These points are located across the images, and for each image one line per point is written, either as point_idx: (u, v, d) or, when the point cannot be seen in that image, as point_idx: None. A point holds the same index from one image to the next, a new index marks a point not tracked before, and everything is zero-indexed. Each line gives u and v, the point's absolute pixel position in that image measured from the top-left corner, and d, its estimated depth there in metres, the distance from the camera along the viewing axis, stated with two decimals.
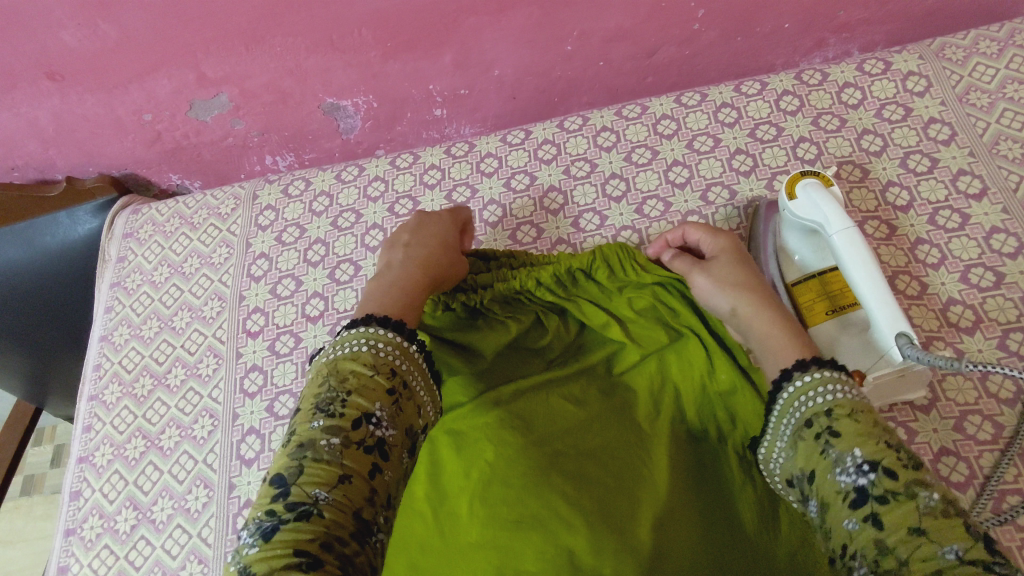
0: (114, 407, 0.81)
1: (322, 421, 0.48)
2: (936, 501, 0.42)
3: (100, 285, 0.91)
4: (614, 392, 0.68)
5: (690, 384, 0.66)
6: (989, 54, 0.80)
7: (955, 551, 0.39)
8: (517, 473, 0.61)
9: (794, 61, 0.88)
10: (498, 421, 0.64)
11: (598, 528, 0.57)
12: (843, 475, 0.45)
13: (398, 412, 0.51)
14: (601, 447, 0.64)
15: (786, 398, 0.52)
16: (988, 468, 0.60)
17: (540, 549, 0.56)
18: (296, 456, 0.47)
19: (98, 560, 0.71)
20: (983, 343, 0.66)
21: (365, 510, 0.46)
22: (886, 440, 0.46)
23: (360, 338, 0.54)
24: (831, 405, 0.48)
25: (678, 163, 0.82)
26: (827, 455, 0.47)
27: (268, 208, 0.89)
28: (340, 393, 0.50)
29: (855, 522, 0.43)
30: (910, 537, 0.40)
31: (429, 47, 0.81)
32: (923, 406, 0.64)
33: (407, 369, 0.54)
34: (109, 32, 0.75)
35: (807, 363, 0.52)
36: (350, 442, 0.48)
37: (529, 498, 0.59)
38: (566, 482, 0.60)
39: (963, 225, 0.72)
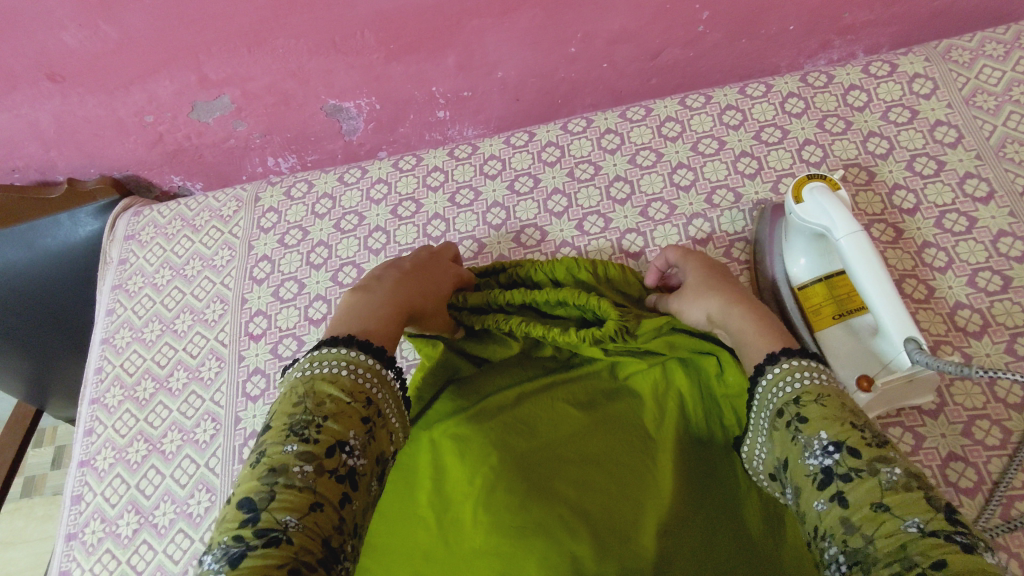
0: (116, 411, 0.80)
1: (295, 446, 0.48)
2: (898, 475, 0.42)
3: (101, 288, 0.91)
4: (616, 400, 0.67)
5: (695, 388, 0.66)
6: (995, 56, 0.79)
7: (917, 524, 0.39)
8: (519, 477, 0.60)
9: (798, 63, 0.88)
10: (501, 428, 0.64)
11: (602, 536, 0.56)
12: (812, 458, 0.46)
13: (370, 440, 0.51)
14: (605, 451, 0.63)
15: (760, 392, 0.53)
16: (996, 474, 0.60)
17: (544, 555, 0.54)
18: (268, 481, 0.46)
19: (99, 564, 0.71)
20: (991, 347, 0.65)
21: (334, 539, 0.46)
22: (852, 420, 0.46)
23: (338, 360, 0.54)
24: (799, 392, 0.50)
25: (682, 166, 0.81)
26: (797, 441, 0.48)
27: (270, 210, 0.89)
28: (316, 417, 0.50)
29: (824, 501, 0.44)
30: (874, 512, 0.41)
31: (432, 49, 0.80)
32: (930, 411, 0.63)
33: (382, 397, 0.54)
34: (110, 33, 0.75)
35: (777, 355, 0.53)
36: (323, 470, 0.47)
37: (532, 502, 0.58)
38: (570, 487, 0.59)
39: (970, 228, 0.71)
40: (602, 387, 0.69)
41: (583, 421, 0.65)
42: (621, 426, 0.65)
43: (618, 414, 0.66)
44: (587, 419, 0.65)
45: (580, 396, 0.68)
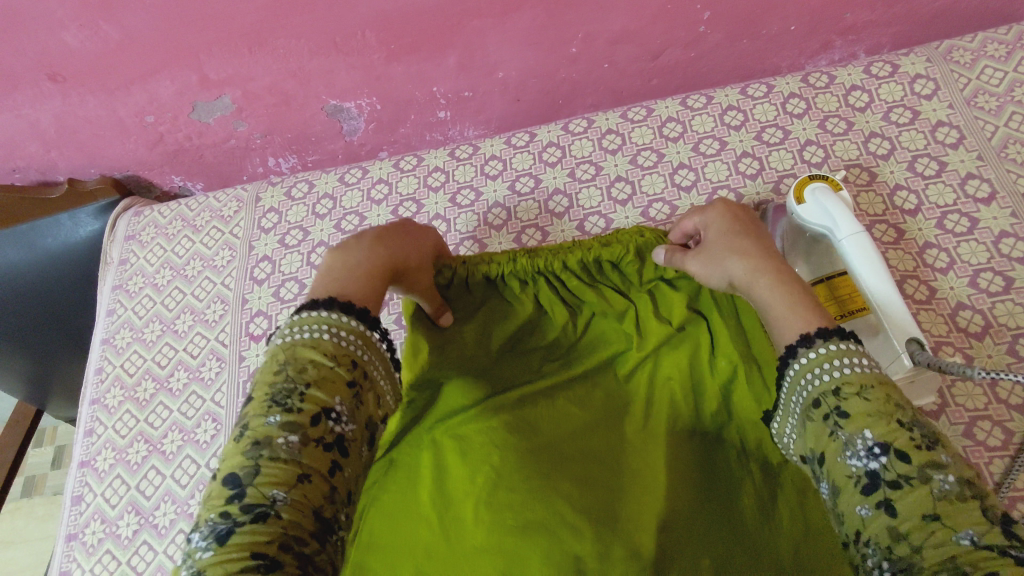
0: (116, 411, 0.80)
1: (278, 417, 0.46)
2: (952, 484, 0.40)
3: (102, 289, 0.91)
4: (613, 394, 0.68)
5: (688, 378, 0.66)
6: (997, 57, 0.79)
7: (971, 537, 0.37)
8: (521, 471, 0.60)
9: (799, 63, 0.88)
10: (503, 427, 0.63)
11: (604, 535, 0.56)
12: (854, 459, 0.43)
13: (358, 404, 0.50)
14: (603, 449, 0.64)
15: (792, 376, 0.50)
16: (998, 475, 0.60)
17: (546, 554, 0.55)
18: (252, 455, 0.45)
19: (100, 565, 0.71)
20: (992, 348, 0.65)
21: (325, 509, 0.45)
22: (899, 417, 0.43)
23: (318, 323, 0.51)
24: (840, 383, 0.46)
25: (684, 166, 0.81)
26: (837, 437, 0.45)
27: (271, 210, 0.89)
28: (297, 384, 0.48)
29: (870, 509, 0.42)
30: (924, 523, 0.39)
31: (433, 49, 0.80)
32: (932, 412, 0.63)
33: (368, 359, 0.53)
34: (111, 33, 0.75)
35: (812, 338, 0.49)
36: (309, 440, 0.46)
37: (536, 497, 0.58)
38: (571, 484, 0.60)
39: (972, 229, 0.71)
40: (600, 381, 0.69)
41: (581, 416, 0.66)
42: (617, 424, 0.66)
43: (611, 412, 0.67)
44: (585, 414, 0.66)
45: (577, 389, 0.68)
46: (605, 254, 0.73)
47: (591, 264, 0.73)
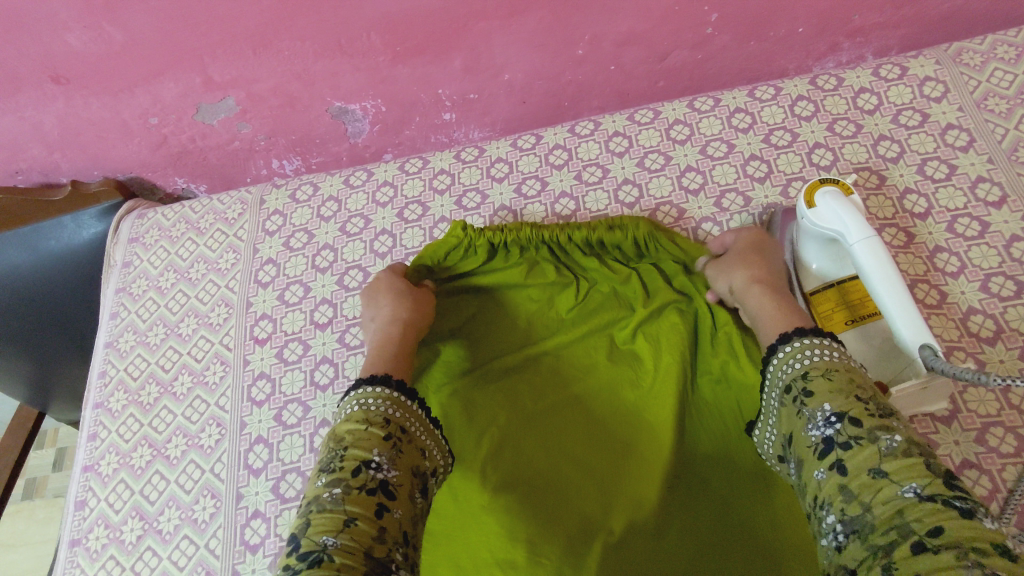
0: (120, 416, 0.79)
1: (325, 478, 0.49)
2: (898, 443, 0.43)
3: (106, 291, 0.90)
4: (609, 369, 0.69)
5: (688, 351, 0.68)
6: (1007, 59, 0.79)
7: (914, 489, 0.40)
8: (524, 469, 0.63)
9: (807, 65, 0.87)
10: (503, 392, 0.68)
11: (605, 491, 0.62)
12: (815, 429, 0.47)
13: (398, 454, 0.51)
14: (600, 434, 0.65)
15: (772, 370, 0.53)
16: (1011, 482, 0.59)
17: (552, 508, 0.61)
18: (304, 514, 0.47)
19: (103, 571, 0.70)
20: (1004, 353, 0.65)
21: (377, 549, 0.45)
22: (857, 393, 0.47)
23: (353, 401, 0.55)
24: (805, 369, 0.50)
25: (691, 169, 0.81)
26: (802, 414, 0.48)
27: (275, 213, 0.88)
28: (338, 450, 0.50)
29: (824, 471, 0.45)
30: (871, 479, 0.42)
31: (439, 51, 0.80)
32: (943, 418, 0.63)
33: (402, 417, 0.54)
34: (115, 35, 0.74)
35: (789, 336, 0.53)
36: (351, 489, 0.47)
37: (540, 494, 0.62)
38: (574, 444, 0.65)
39: (983, 233, 0.71)
40: (598, 359, 0.69)
41: (578, 401, 0.67)
42: (617, 402, 0.67)
43: (608, 391, 0.67)
44: (579, 400, 0.67)
45: (571, 373, 0.69)
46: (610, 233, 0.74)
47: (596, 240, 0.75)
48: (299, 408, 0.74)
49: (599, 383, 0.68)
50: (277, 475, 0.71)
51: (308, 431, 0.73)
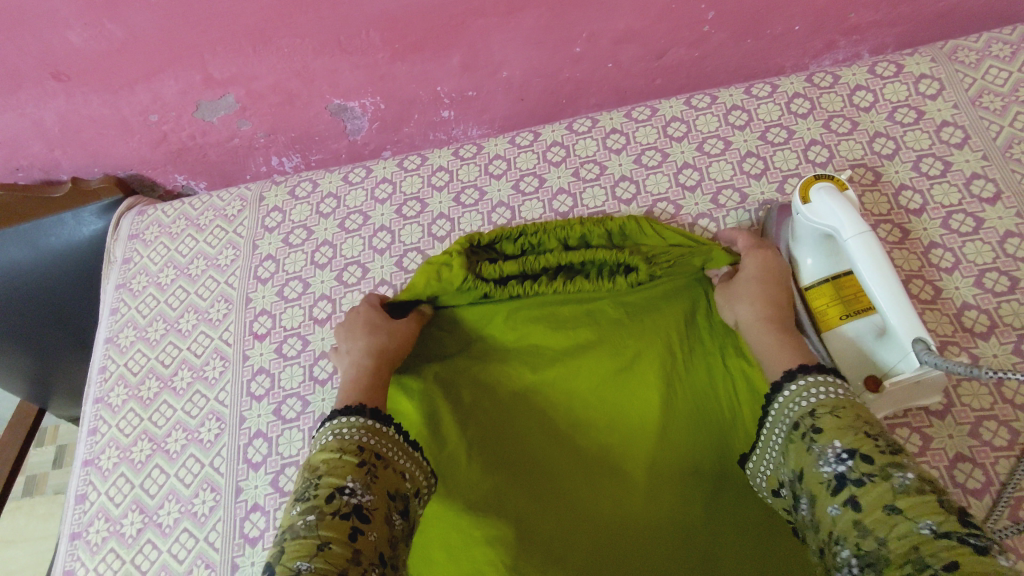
0: (120, 410, 0.80)
1: (300, 506, 0.50)
2: (910, 479, 0.43)
3: (106, 287, 0.91)
4: (592, 357, 0.71)
5: (676, 340, 0.70)
6: (1001, 57, 0.79)
7: (930, 526, 0.41)
8: (513, 453, 0.67)
9: (803, 63, 0.88)
10: (486, 378, 0.71)
11: (593, 473, 0.66)
12: (826, 465, 0.47)
13: (373, 480, 0.52)
14: (586, 420, 0.68)
15: (777, 409, 0.55)
16: (1004, 475, 0.60)
17: (541, 491, 0.65)
18: (278, 543, 0.48)
19: (103, 564, 0.71)
20: (998, 348, 0.65)
21: (352, 570, 0.46)
22: (866, 430, 0.48)
23: (328, 433, 0.56)
24: (814, 406, 0.51)
25: (688, 166, 0.81)
26: (811, 450, 0.49)
27: (275, 209, 0.89)
28: (313, 480, 0.51)
29: (838, 507, 0.45)
30: (887, 515, 0.42)
31: (437, 48, 0.80)
32: (937, 412, 0.63)
33: (377, 443, 0.55)
34: (115, 32, 0.75)
35: (795, 372, 0.55)
36: (325, 515, 0.48)
37: (529, 478, 0.66)
38: (562, 429, 0.68)
39: (977, 229, 0.71)
40: (591, 355, 0.71)
41: (569, 396, 0.70)
42: (609, 400, 0.69)
43: (601, 388, 0.69)
44: (573, 396, 0.70)
45: (553, 360, 0.72)
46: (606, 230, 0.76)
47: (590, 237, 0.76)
48: (297, 402, 0.75)
49: (592, 379, 0.70)
50: (276, 469, 0.72)
51: (307, 425, 0.73)
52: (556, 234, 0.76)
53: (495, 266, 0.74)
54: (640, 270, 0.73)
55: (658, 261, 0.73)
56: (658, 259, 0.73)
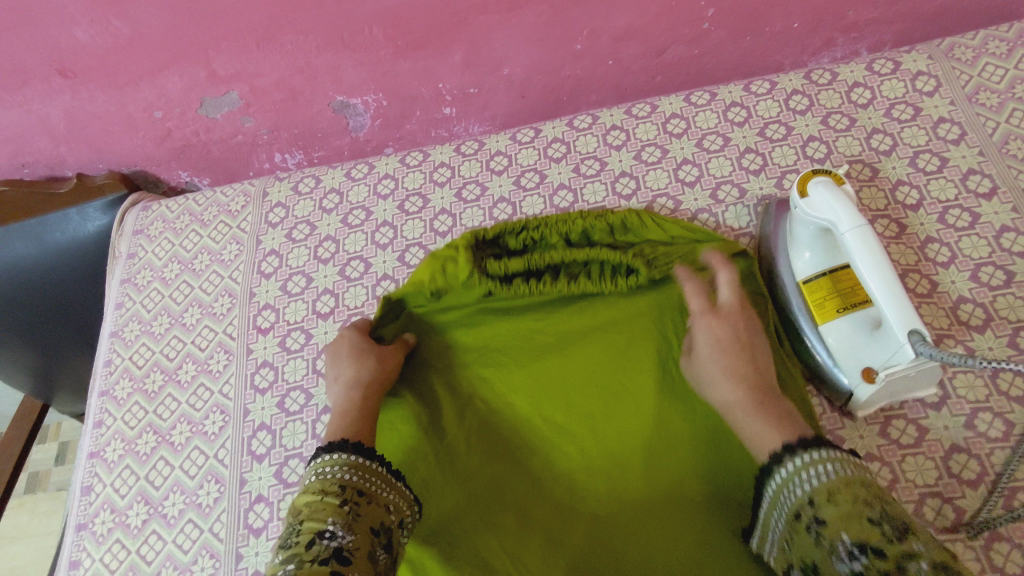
0: (125, 403, 0.81)
1: (282, 554, 0.49)
2: (926, 568, 0.41)
3: (112, 282, 0.92)
4: (586, 344, 0.72)
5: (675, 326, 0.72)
6: (998, 54, 0.80)
7: None
8: (510, 437, 0.69)
9: (802, 61, 0.89)
10: (481, 364, 0.73)
11: (589, 456, 0.67)
12: (840, 562, 0.45)
13: (355, 518, 0.52)
14: (581, 404, 0.69)
15: (774, 491, 0.53)
16: (999, 465, 0.61)
17: (537, 474, 0.67)
18: None
19: (109, 554, 0.71)
20: (993, 341, 0.66)
21: None
22: (868, 513, 0.45)
23: (310, 474, 0.57)
24: (812, 493, 0.49)
25: (688, 162, 0.82)
26: (821, 545, 0.47)
27: (278, 205, 0.90)
28: (295, 525, 0.51)
29: None
30: None
31: (439, 45, 0.81)
32: (933, 403, 0.64)
33: (359, 482, 0.56)
34: (121, 28, 0.76)
35: (783, 455, 0.53)
36: (304, 561, 0.47)
37: (525, 461, 0.68)
38: (558, 413, 0.69)
39: (974, 224, 0.72)
40: (587, 348, 0.72)
41: (565, 382, 0.71)
42: (605, 389, 0.70)
43: (598, 380, 0.70)
44: (571, 388, 0.70)
45: (547, 346, 0.73)
46: (603, 224, 0.77)
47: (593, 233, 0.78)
48: (301, 395, 0.76)
49: (590, 371, 0.71)
50: (280, 461, 0.72)
51: (310, 417, 0.74)
52: (558, 230, 0.78)
53: (500, 264, 0.75)
54: (640, 273, 0.74)
55: (657, 265, 0.74)
56: (657, 262, 0.74)
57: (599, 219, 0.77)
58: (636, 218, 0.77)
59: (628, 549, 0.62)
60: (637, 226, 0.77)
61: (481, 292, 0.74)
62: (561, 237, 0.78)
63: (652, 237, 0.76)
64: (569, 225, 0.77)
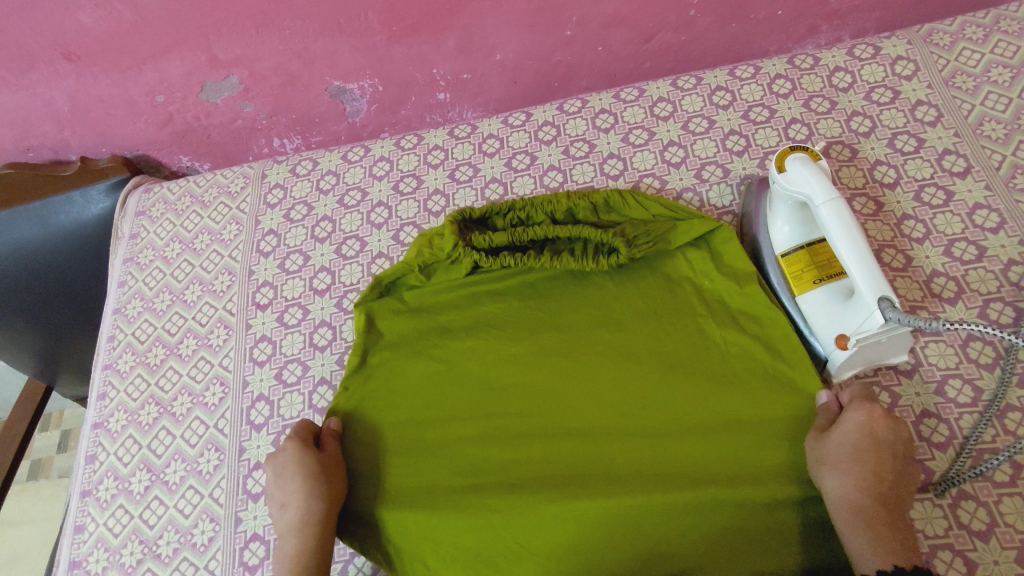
0: (128, 375, 0.83)
1: None
2: None
3: (114, 262, 0.94)
4: (576, 319, 0.73)
5: (661, 303, 0.73)
6: (975, 40, 0.83)
7: None
8: (502, 408, 0.70)
9: (787, 47, 0.91)
10: (474, 339, 0.74)
11: (579, 425, 0.67)
12: None
13: None
14: (573, 375, 0.70)
15: None
16: (967, 429, 0.63)
17: (528, 441, 0.67)
18: None
19: (113, 519, 0.74)
20: (964, 312, 0.68)
21: None
22: None
23: None
24: None
25: (674, 143, 0.85)
26: None
27: (277, 186, 0.92)
28: None
29: None
30: None
31: (433, 31, 0.83)
32: (906, 371, 0.67)
33: None
34: (124, 13, 0.78)
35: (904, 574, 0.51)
36: None
37: (517, 430, 0.68)
38: (550, 385, 0.70)
39: (948, 201, 0.75)
40: (579, 323, 0.73)
41: (556, 354, 0.72)
42: (595, 360, 0.70)
43: (588, 352, 0.71)
44: (562, 361, 0.71)
45: (538, 321, 0.74)
46: (588, 202, 0.79)
47: (578, 212, 0.80)
48: (298, 367, 0.78)
49: (582, 346, 0.72)
50: (278, 430, 0.75)
51: (307, 388, 0.77)
52: (544, 209, 0.79)
53: (486, 236, 0.77)
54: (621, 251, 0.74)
55: (639, 243, 0.75)
56: (640, 241, 0.75)
57: (584, 200, 0.79)
58: (618, 197, 0.79)
59: (617, 517, 0.62)
60: (621, 204, 0.79)
61: (466, 265, 0.77)
62: (547, 216, 0.80)
63: (635, 215, 0.78)
64: (554, 201, 0.79)
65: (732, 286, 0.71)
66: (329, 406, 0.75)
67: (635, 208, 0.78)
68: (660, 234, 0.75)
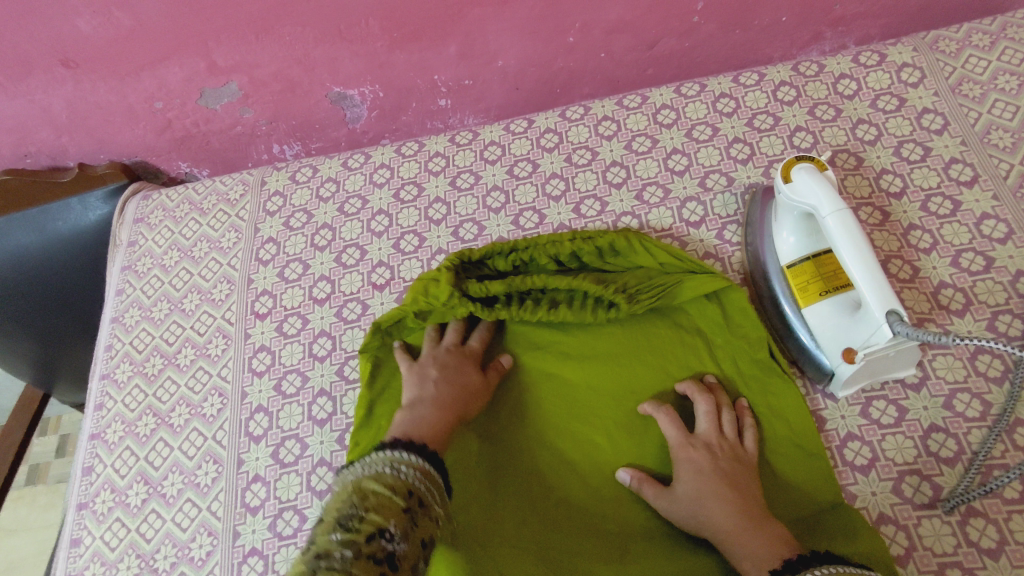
0: (126, 386, 0.82)
1: (338, 534, 0.49)
2: None
3: (112, 269, 0.93)
4: (585, 372, 0.71)
5: (674, 359, 0.71)
6: (981, 47, 0.82)
7: None
8: (514, 466, 0.68)
9: (791, 54, 0.90)
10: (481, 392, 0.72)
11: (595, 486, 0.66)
12: None
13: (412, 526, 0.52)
14: (586, 433, 0.68)
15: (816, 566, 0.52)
16: (976, 445, 0.62)
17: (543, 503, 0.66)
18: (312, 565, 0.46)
19: (109, 532, 0.73)
20: (973, 324, 0.68)
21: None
22: None
23: (383, 462, 0.57)
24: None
25: (677, 151, 0.84)
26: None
27: (276, 194, 0.91)
28: (359, 510, 0.51)
29: None
30: None
31: (434, 37, 0.83)
32: (914, 384, 0.66)
33: (420, 490, 0.55)
34: (123, 19, 0.77)
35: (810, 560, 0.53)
36: (361, 554, 0.48)
37: (531, 491, 0.66)
38: (563, 443, 0.68)
39: (955, 211, 0.74)
40: (588, 375, 0.71)
41: (566, 411, 0.70)
42: (608, 418, 0.69)
43: (600, 410, 0.69)
44: (575, 419, 0.69)
45: (545, 374, 0.72)
46: (593, 245, 0.76)
47: (581, 256, 0.77)
48: (298, 378, 0.77)
49: (595, 403, 0.70)
50: (277, 441, 0.74)
51: (306, 400, 0.76)
52: (548, 250, 0.77)
53: (482, 285, 0.74)
54: (620, 307, 0.71)
55: (640, 298, 0.72)
56: (640, 297, 0.72)
57: (589, 243, 0.76)
58: (623, 240, 0.76)
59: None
60: (625, 248, 0.76)
61: (463, 313, 0.74)
62: (550, 258, 0.78)
63: (640, 259, 0.76)
64: (554, 245, 0.77)
65: (746, 345, 0.69)
66: (328, 418, 0.74)
67: (639, 251, 0.76)
68: (664, 287, 0.72)
